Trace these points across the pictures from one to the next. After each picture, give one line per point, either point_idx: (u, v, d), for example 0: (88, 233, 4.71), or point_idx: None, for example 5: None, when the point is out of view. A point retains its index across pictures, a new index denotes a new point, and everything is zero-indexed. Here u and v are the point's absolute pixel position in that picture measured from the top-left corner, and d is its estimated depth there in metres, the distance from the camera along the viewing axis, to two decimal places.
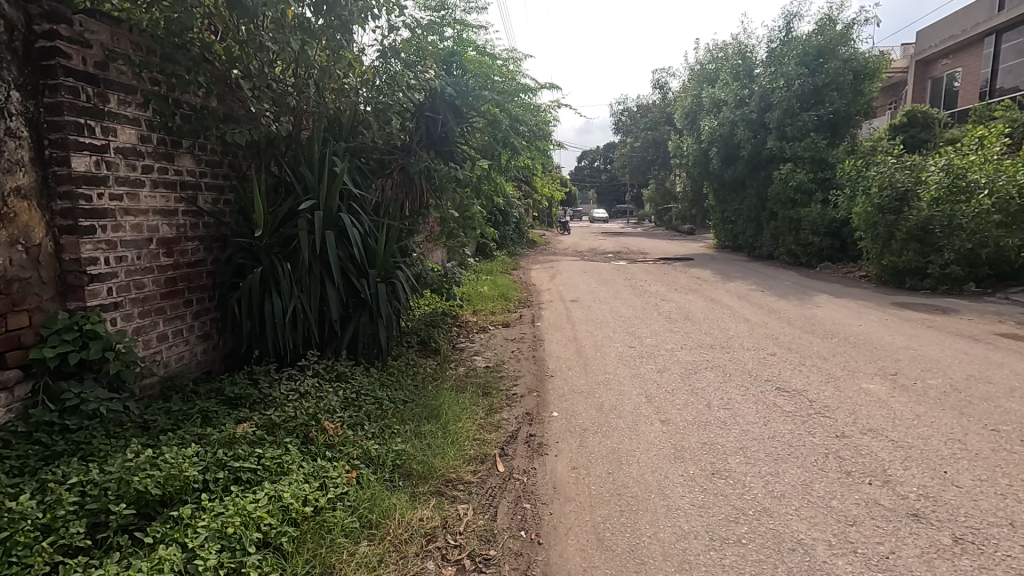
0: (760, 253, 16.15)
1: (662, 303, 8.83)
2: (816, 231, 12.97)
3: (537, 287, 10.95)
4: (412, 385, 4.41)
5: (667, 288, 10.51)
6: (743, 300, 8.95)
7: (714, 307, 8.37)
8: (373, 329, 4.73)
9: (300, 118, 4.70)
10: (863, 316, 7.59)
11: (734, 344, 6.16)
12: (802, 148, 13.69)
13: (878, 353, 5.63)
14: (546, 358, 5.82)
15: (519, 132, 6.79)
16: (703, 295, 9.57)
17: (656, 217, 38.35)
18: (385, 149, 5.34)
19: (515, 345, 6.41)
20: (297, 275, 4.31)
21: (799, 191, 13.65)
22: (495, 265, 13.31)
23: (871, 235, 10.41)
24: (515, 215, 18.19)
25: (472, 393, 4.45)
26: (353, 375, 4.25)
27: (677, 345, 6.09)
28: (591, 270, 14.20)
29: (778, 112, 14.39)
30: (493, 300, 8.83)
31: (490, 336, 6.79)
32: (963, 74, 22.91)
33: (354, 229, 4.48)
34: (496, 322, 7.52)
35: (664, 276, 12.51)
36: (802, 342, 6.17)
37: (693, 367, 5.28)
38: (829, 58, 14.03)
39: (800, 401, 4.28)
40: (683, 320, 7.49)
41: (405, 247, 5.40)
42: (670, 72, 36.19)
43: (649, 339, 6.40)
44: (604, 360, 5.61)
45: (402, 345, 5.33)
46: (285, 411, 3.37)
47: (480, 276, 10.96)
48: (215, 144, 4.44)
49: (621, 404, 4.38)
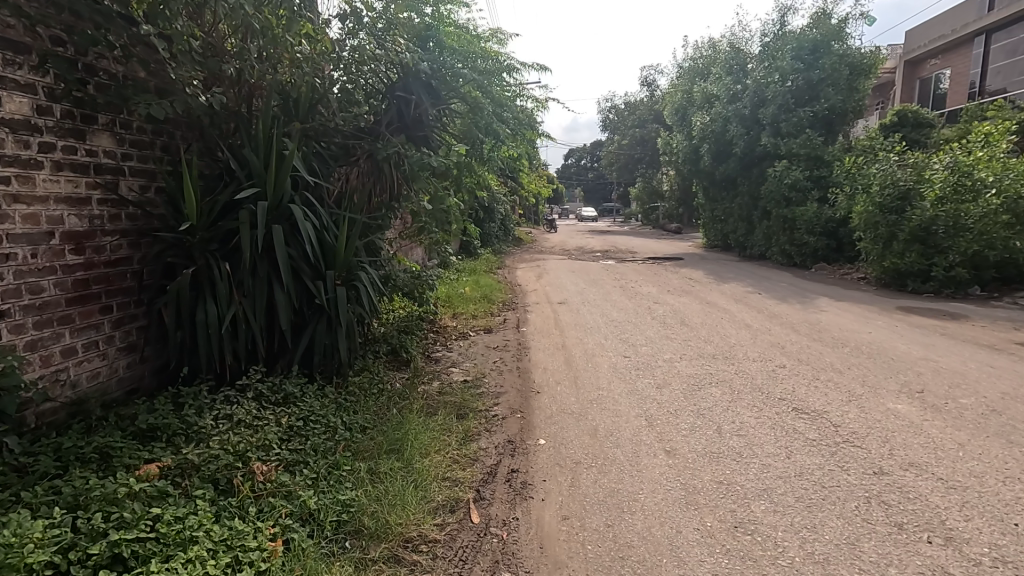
0: (751, 253, 15.70)
1: (655, 306, 8.27)
2: (811, 231, 12.53)
3: (522, 288, 10.34)
4: (375, 408, 3.77)
5: (659, 289, 9.96)
6: (741, 304, 8.43)
7: (711, 311, 7.82)
8: (332, 339, 4.08)
9: (246, 94, 4.01)
10: (870, 321, 7.09)
11: (738, 354, 5.60)
12: (797, 145, 13.25)
13: (897, 365, 5.11)
14: (532, 370, 5.21)
15: (505, 120, 6.13)
16: (697, 297, 9.04)
17: (644, 216, 37.98)
18: (349, 132, 4.67)
19: (498, 353, 5.80)
20: (237, 277, 3.64)
21: (793, 189, 13.20)
22: (478, 264, 12.68)
23: (871, 235, 9.96)
24: (500, 212, 17.55)
25: (443, 416, 3.83)
26: (305, 397, 3.60)
27: (675, 355, 5.52)
28: (579, 269, 13.61)
29: (773, 108, 13.93)
30: (474, 302, 8.19)
31: (470, 343, 6.16)
32: (952, 74, 22.71)
33: (307, 224, 3.82)
34: (477, 327, 6.89)
35: (655, 277, 11.98)
36: (811, 352, 5.64)
37: (696, 382, 4.71)
38: (825, 53, 13.60)
39: (823, 426, 3.72)
40: (679, 325, 6.94)
41: (372, 245, 4.75)
42: (658, 69, 35.85)
43: (645, 348, 5.83)
44: (596, 373, 5.01)
45: (368, 356, 4.68)
46: (205, 449, 2.72)
47: (462, 275, 10.33)
48: (141, 120, 3.74)
49: (618, 428, 3.79)
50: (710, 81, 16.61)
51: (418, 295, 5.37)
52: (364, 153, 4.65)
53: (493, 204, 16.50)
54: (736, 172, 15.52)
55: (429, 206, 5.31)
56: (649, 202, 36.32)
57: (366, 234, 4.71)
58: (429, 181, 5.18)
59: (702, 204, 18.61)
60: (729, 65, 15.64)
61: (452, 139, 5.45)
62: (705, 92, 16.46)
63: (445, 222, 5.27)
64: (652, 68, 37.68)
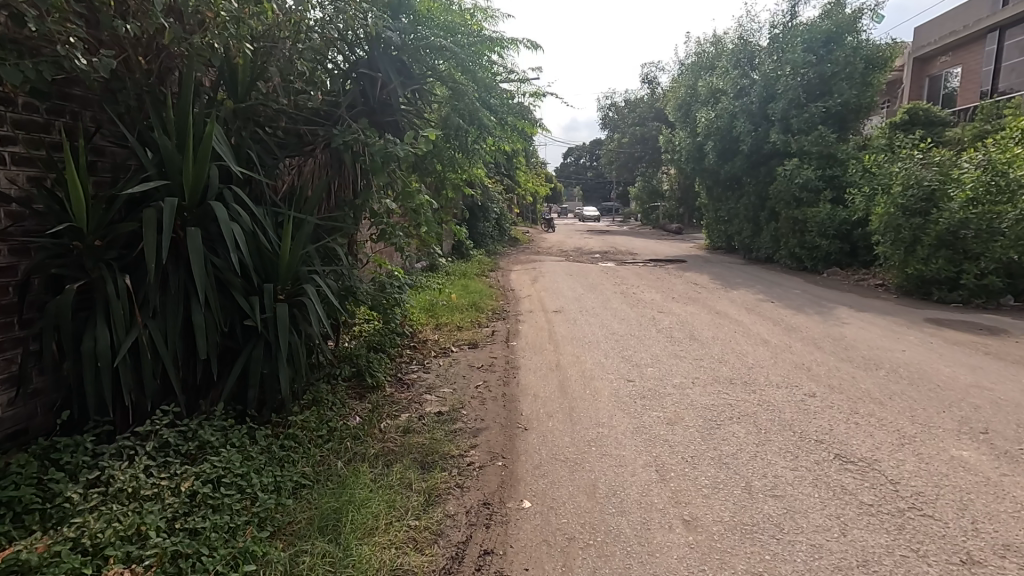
0: (758, 255, 14.97)
1: (659, 316, 7.52)
2: (823, 233, 11.79)
3: (515, 294, 9.57)
4: (318, 459, 3.03)
5: (663, 296, 9.21)
6: (754, 314, 7.69)
7: (722, 323, 7.06)
8: (272, 369, 3.32)
9: (163, 66, 3.25)
10: (901, 337, 6.34)
11: (759, 378, 4.85)
12: (808, 142, 12.51)
13: (947, 395, 4.37)
14: (520, 398, 4.45)
15: (492, 106, 5.36)
16: (706, 306, 8.30)
17: (644, 215, 37.16)
18: (303, 117, 3.90)
19: (481, 374, 5.05)
20: (142, 293, 2.88)
21: (804, 189, 12.46)
22: (469, 266, 11.91)
23: (892, 239, 9.21)
24: (496, 211, 16.79)
25: (403, 468, 3.09)
26: (229, 447, 2.85)
27: (687, 380, 4.77)
28: (578, 272, 12.88)
29: (783, 103, 13.18)
30: (461, 310, 7.44)
31: (451, 361, 5.41)
32: (963, 72, 22.00)
33: (235, 227, 3.06)
34: (461, 342, 6.12)
35: (657, 282, 11.23)
36: (842, 377, 4.89)
37: (714, 417, 3.96)
38: (839, 45, 12.86)
39: (879, 485, 2.97)
40: (688, 341, 6.18)
41: (326, 251, 3.98)
42: (660, 67, 35.13)
43: (651, 370, 5.07)
44: (595, 404, 4.25)
45: (322, 383, 3.94)
46: (51, 545, 1.96)
47: (451, 280, 9.57)
48: (29, 94, 2.85)
49: (623, 485, 3.03)
50: (716, 76, 15.85)
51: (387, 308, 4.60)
52: (322, 141, 3.91)
53: (488, 202, 15.75)
54: (742, 171, 14.79)
55: (398, 206, 4.56)
56: (649, 201, 35.54)
57: (321, 238, 3.96)
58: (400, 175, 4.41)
59: (707, 204, 17.84)
60: (737, 57, 14.99)
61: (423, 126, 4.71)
62: (710, 86, 15.70)
63: (425, 226, 4.51)
64: (654, 65, 36.94)
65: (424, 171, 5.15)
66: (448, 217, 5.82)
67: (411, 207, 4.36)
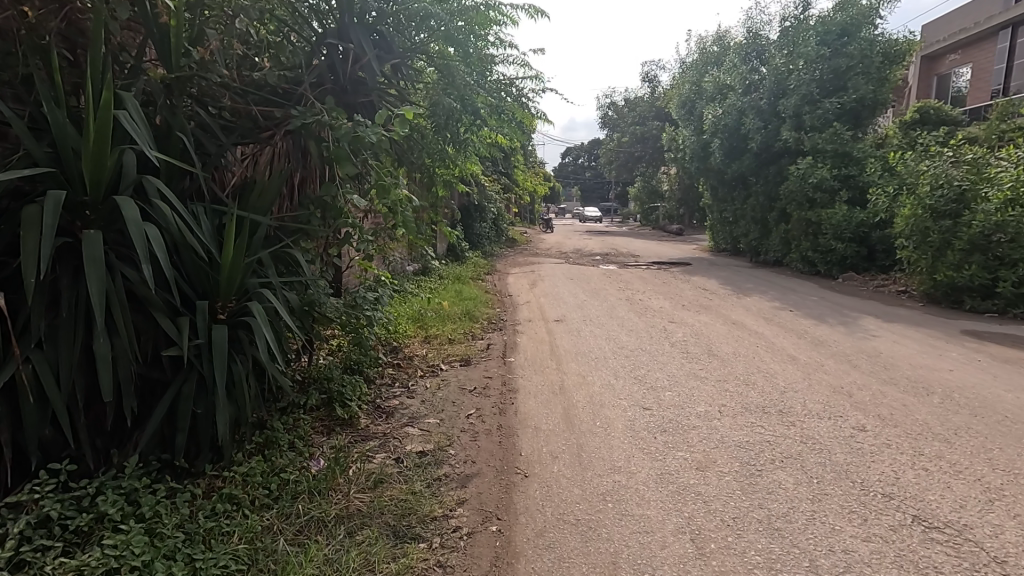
0: (766, 258, 14.35)
1: (671, 327, 6.86)
2: (839, 236, 11.15)
3: (513, 300, 8.91)
4: (258, 532, 2.34)
5: (672, 304, 8.55)
6: (774, 325, 7.04)
7: (741, 336, 6.39)
8: (207, 409, 2.63)
9: (65, 25, 2.56)
10: (944, 353, 5.69)
11: (796, 406, 4.18)
12: (822, 140, 11.86)
13: (1022, 430, 3.71)
14: (518, 432, 3.76)
15: (486, 89, 4.69)
16: (719, 315, 7.65)
17: (645, 216, 36.54)
18: (259, 96, 3.23)
19: (473, 399, 4.38)
20: (23, 318, 2.21)
21: (818, 190, 11.82)
22: (464, 269, 11.24)
23: (918, 242, 8.57)
24: (493, 211, 16.14)
25: (368, 540, 2.41)
26: (138, 522, 2.17)
27: (712, 408, 4.10)
28: (579, 275, 12.23)
29: (795, 99, 12.52)
30: (453, 320, 6.78)
31: (439, 382, 4.74)
32: (973, 70, 21.36)
33: (152, 229, 2.36)
34: (452, 358, 5.42)
35: (663, 286, 10.59)
36: (892, 404, 4.24)
37: (752, 461, 3.29)
38: (854, 39, 12.21)
39: (982, 566, 2.32)
40: (707, 358, 5.51)
41: (278, 257, 3.27)
42: (661, 65, 34.52)
43: (669, 395, 4.41)
44: (608, 442, 3.58)
45: (278, 420, 3.25)
46: None
47: (444, 285, 8.91)
48: None
49: (652, 564, 2.36)
50: (723, 71, 15.20)
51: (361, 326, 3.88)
52: (281, 125, 3.24)
53: (484, 201, 15.11)
54: (751, 170, 14.14)
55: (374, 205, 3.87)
56: (649, 201, 35.09)
57: (278, 242, 3.28)
58: (378, 165, 3.73)
59: (712, 205, 17.20)
60: (745, 52, 14.36)
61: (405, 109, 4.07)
62: (717, 82, 15.06)
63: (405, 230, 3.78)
64: (654, 63, 36.26)
65: (412, 163, 4.49)
66: (438, 217, 5.13)
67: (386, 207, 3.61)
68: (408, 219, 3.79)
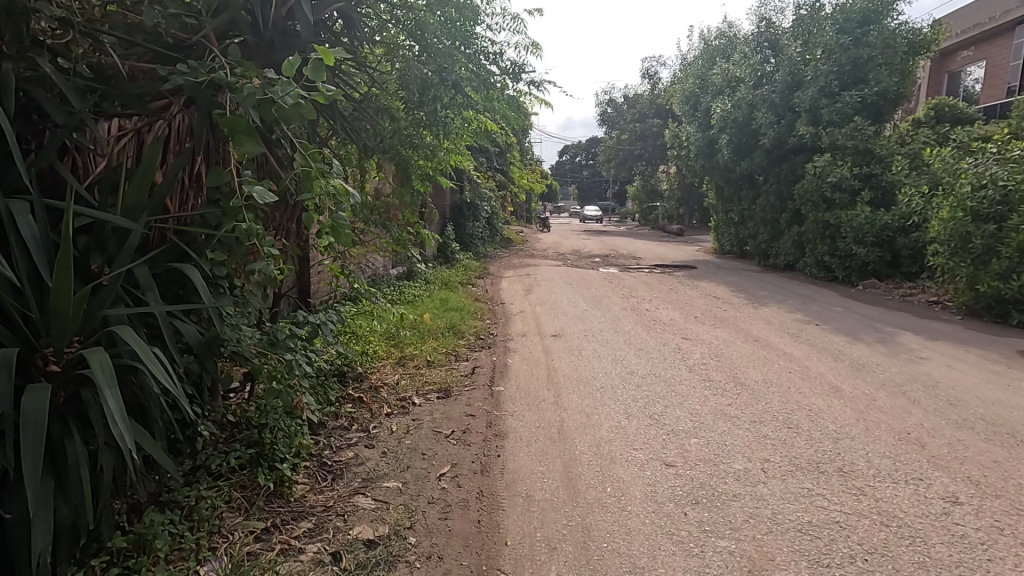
0: (776, 262, 13.48)
1: (685, 346, 5.96)
2: (860, 240, 10.29)
3: (505, 309, 7.98)
4: None
5: (683, 315, 7.65)
6: (803, 343, 6.14)
7: (767, 359, 5.50)
8: (19, 513, 1.70)
9: None
10: (1013, 383, 4.79)
11: (858, 463, 3.29)
12: (841, 135, 10.98)
13: None
14: (505, 504, 2.86)
15: (469, 80, 4.33)
16: (738, 330, 6.76)
17: (644, 216, 35.64)
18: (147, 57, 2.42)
19: (449, 449, 3.48)
20: None
21: (837, 190, 10.94)
22: (453, 273, 10.33)
23: (958, 248, 7.68)
24: (487, 210, 15.22)
25: None
26: None
27: (753, 467, 3.21)
28: (578, 279, 11.35)
29: (811, 92, 11.63)
30: (435, 336, 5.89)
31: (413, 422, 3.85)
32: (987, 66, 20.40)
33: None
34: (428, 391, 4.46)
35: (671, 293, 9.72)
36: (979, 460, 3.34)
37: (825, 561, 2.38)
38: (876, 26, 11.31)
39: None
40: (734, 389, 4.62)
41: (161, 277, 2.36)
42: (662, 61, 33.56)
43: (695, 446, 3.51)
44: (623, 523, 2.68)
45: (165, 511, 2.37)
46: None
47: (429, 293, 8.00)
48: None
49: None
50: (732, 63, 14.32)
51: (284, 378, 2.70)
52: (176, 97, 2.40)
53: (477, 200, 14.17)
54: (761, 168, 13.28)
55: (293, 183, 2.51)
56: (648, 200, 34.31)
57: (169, 257, 2.39)
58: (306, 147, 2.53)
59: (717, 205, 16.32)
60: (757, 42, 13.47)
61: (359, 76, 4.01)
62: (726, 74, 14.17)
63: (330, 243, 2.57)
64: (654, 58, 35.23)
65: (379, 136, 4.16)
66: (421, 227, 4.72)
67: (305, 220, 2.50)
68: (342, 225, 2.56)
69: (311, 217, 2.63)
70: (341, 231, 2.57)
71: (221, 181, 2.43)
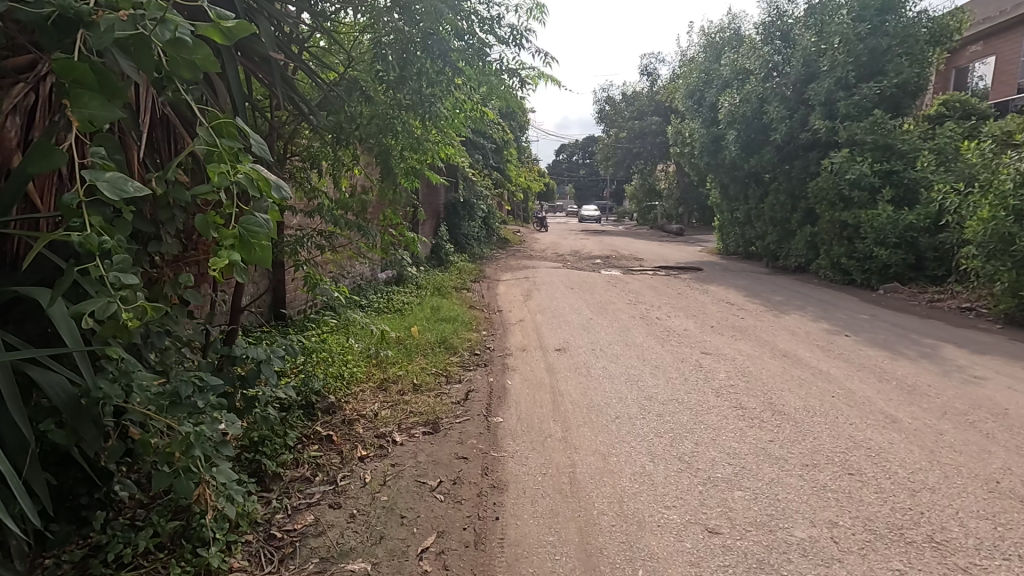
0: (787, 263, 12.82)
1: (707, 362, 5.27)
2: (881, 241, 9.64)
3: (502, 318, 7.28)
4: None
5: (698, 325, 6.97)
6: (838, 358, 5.47)
7: (803, 380, 4.81)
8: None
9: None
10: None
11: (951, 529, 2.61)
12: (860, 129, 10.32)
13: None
14: None
15: (466, 63, 3.73)
16: (763, 342, 6.09)
17: (642, 214, 35.06)
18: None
19: (434, 509, 2.78)
20: None
21: (855, 188, 10.28)
22: (446, 277, 9.67)
23: (1000, 250, 7.01)
24: (484, 210, 14.53)
25: None
26: None
27: (820, 538, 2.53)
28: (579, 283, 10.69)
29: (827, 84, 10.98)
30: (425, 352, 5.19)
31: (392, 471, 3.13)
32: (996, 63, 19.79)
33: None
34: (412, 424, 3.76)
35: (681, 299, 9.05)
36: None
37: None
38: (895, 14, 10.65)
39: None
40: (772, 419, 3.94)
41: (21, 300, 1.71)
42: (661, 58, 32.94)
43: (742, 505, 2.82)
44: None
45: None
46: None
47: (419, 300, 7.30)
48: None
49: None
50: (741, 54, 13.66)
51: (179, 456, 1.77)
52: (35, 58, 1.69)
53: (472, 198, 13.49)
54: (770, 165, 12.63)
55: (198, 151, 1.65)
56: (647, 200, 33.97)
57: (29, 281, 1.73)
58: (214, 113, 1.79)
59: (722, 204, 15.67)
60: (767, 32, 12.79)
61: (331, 52, 3.81)
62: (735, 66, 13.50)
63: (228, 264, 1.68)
64: (653, 55, 34.53)
65: (353, 121, 3.59)
66: (405, 228, 4.42)
67: (199, 223, 1.70)
68: (258, 230, 1.75)
69: (207, 220, 1.71)
70: (256, 241, 1.75)
71: (52, 161, 1.52)
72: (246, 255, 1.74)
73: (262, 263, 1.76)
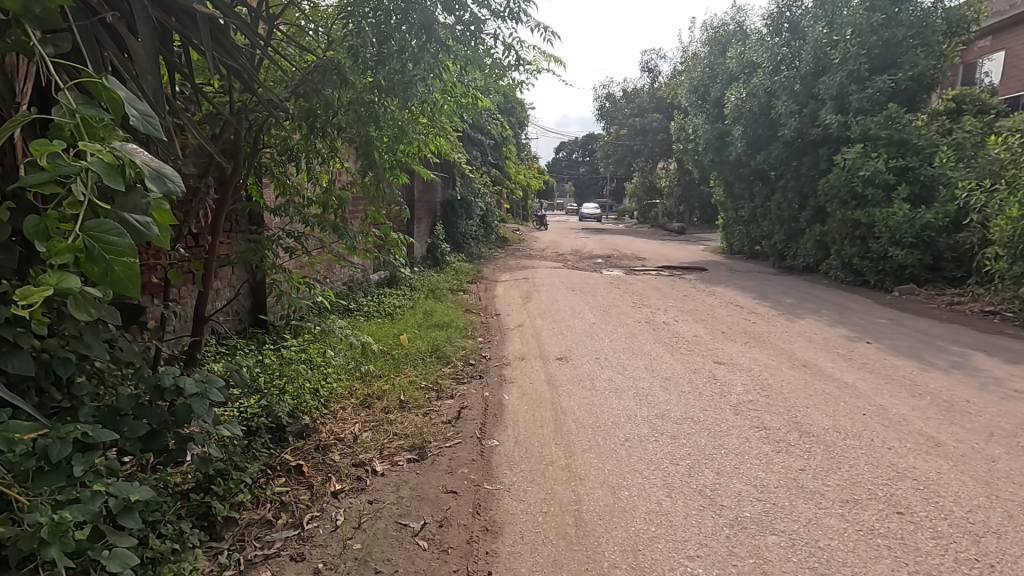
0: (795, 264, 12.40)
1: (721, 374, 4.84)
2: (896, 241, 9.23)
3: (500, 323, 6.86)
4: None
5: (708, 330, 6.55)
6: (862, 369, 5.05)
7: (829, 394, 4.40)
8: None
9: None
10: None
11: None
12: (874, 124, 9.90)
13: None
14: None
15: (455, 43, 3.37)
16: (780, 350, 5.68)
17: (643, 213, 34.65)
18: None
19: (415, 560, 2.35)
20: None
21: (869, 185, 9.86)
22: (442, 278, 9.24)
23: None
24: (482, 208, 14.10)
25: None
26: None
27: None
28: (580, 283, 10.27)
29: (839, 77, 10.55)
30: (414, 363, 4.77)
31: (369, 509, 2.71)
32: (1004, 58, 19.38)
33: None
34: (396, 448, 3.33)
35: (688, 301, 8.63)
36: None
37: None
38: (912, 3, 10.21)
39: None
40: (801, 441, 3.53)
41: None
42: (662, 54, 32.48)
43: (779, 555, 2.40)
44: None
45: None
46: None
47: (411, 304, 6.88)
48: None
49: None
50: (748, 47, 13.21)
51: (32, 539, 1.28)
52: None
53: (469, 196, 13.07)
54: (779, 161, 12.20)
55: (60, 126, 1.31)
56: (647, 198, 33.60)
57: None
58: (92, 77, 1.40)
59: (726, 202, 15.26)
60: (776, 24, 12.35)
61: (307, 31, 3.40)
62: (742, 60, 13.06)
63: (56, 288, 1.33)
64: (654, 51, 34.04)
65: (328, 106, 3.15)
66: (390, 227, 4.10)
67: (30, 225, 1.30)
68: (116, 240, 1.31)
69: (42, 224, 1.31)
70: (113, 256, 1.31)
71: None
72: (98, 272, 1.30)
73: (120, 283, 1.31)
